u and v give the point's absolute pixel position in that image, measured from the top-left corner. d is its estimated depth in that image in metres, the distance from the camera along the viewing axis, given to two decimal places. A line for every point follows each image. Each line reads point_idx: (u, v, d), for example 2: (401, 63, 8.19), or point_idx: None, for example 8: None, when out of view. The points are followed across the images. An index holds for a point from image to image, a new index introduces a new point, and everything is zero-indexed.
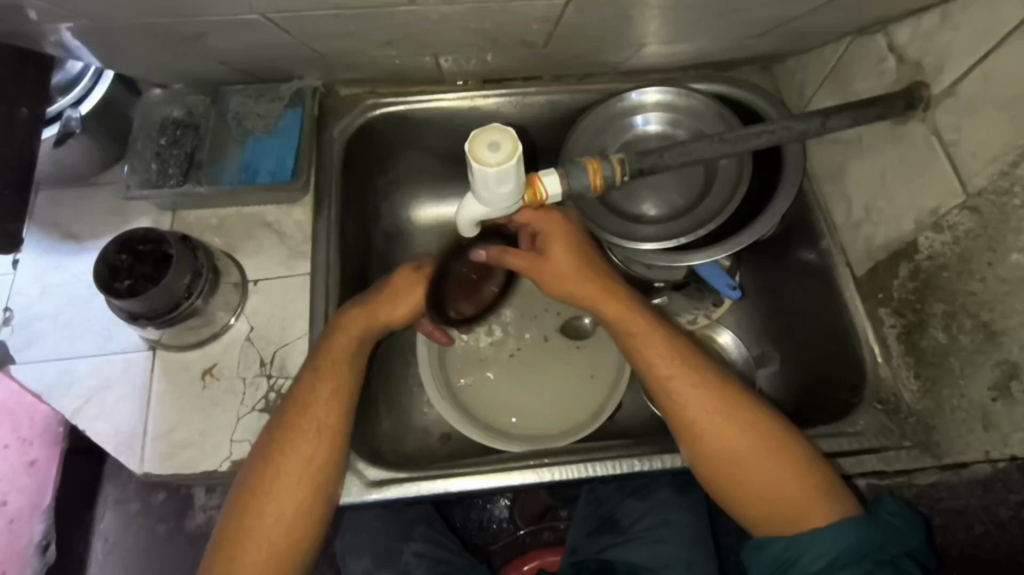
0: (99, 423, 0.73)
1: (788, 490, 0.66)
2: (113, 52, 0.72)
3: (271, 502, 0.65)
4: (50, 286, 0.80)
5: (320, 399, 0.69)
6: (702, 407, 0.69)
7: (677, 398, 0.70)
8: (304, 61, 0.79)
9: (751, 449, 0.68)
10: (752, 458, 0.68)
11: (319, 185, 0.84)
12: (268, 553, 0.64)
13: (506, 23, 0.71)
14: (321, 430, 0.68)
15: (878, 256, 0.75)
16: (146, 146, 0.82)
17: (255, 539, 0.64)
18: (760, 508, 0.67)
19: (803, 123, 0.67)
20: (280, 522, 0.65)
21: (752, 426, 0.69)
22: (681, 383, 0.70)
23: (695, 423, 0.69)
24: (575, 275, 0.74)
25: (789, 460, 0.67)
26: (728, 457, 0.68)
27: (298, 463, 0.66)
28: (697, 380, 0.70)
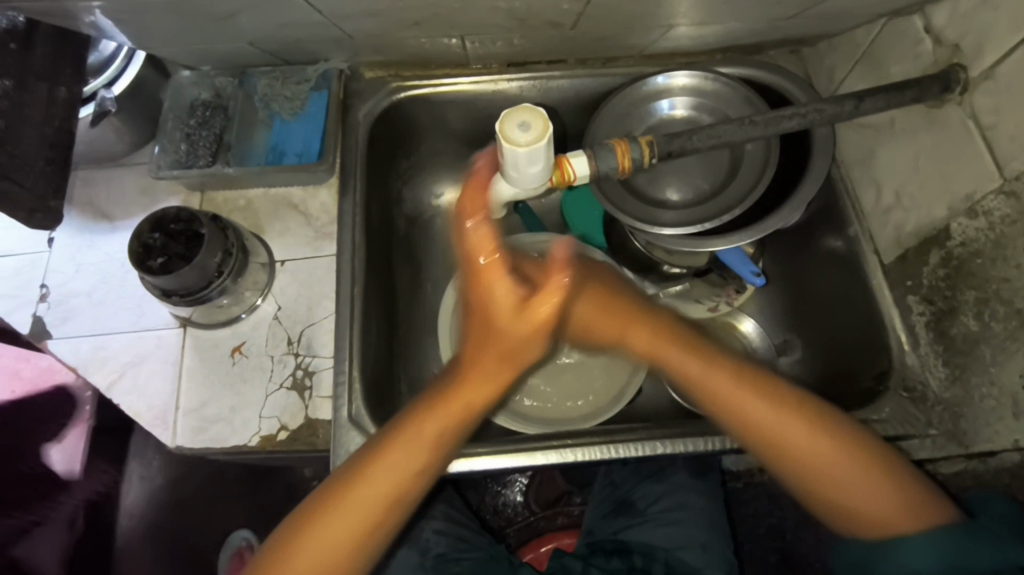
0: (131, 397, 0.75)
1: (878, 493, 0.61)
2: (146, 32, 0.73)
3: (338, 517, 0.59)
4: (84, 264, 0.82)
5: (427, 426, 0.61)
6: (762, 413, 0.63)
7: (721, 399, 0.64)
8: (331, 43, 0.79)
9: (831, 462, 0.62)
10: (836, 472, 0.62)
11: (344, 167, 0.85)
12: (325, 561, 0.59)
13: (536, 4, 0.71)
14: (426, 449, 0.61)
15: (907, 243, 0.74)
16: (176, 127, 0.83)
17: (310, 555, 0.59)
18: (852, 517, 0.63)
19: (835, 106, 0.66)
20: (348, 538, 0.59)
21: (837, 438, 0.62)
22: (731, 392, 0.64)
23: (755, 433, 0.64)
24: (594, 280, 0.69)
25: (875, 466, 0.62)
26: (807, 472, 0.63)
27: (389, 479, 0.60)
28: (747, 387, 0.64)
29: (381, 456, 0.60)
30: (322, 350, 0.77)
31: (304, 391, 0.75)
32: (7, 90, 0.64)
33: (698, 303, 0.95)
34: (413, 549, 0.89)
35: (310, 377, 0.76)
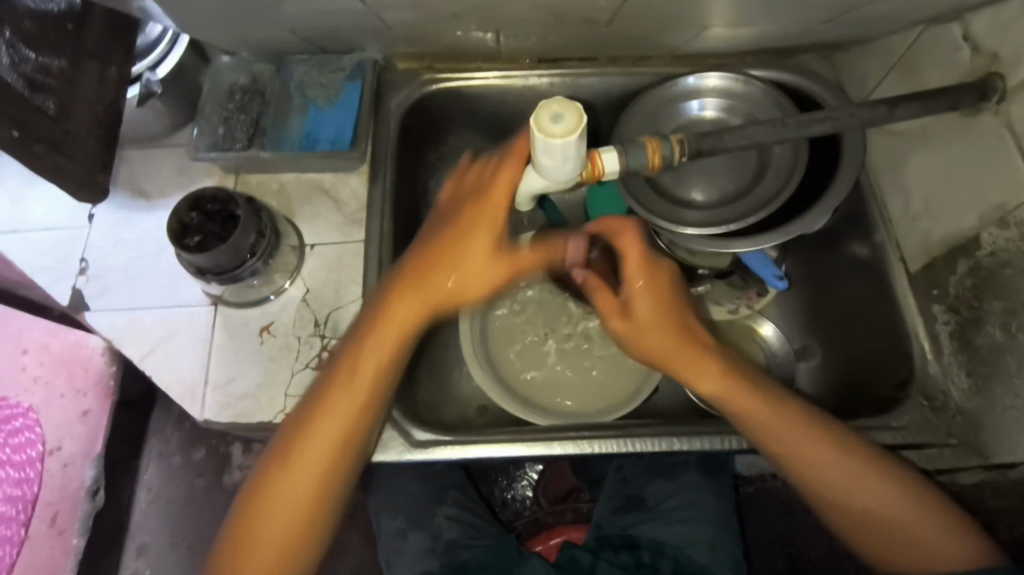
0: (162, 370, 0.77)
1: (901, 510, 0.67)
2: (193, 17, 0.75)
3: (290, 475, 0.70)
4: (121, 240, 0.85)
5: (374, 359, 0.71)
6: (822, 456, 0.68)
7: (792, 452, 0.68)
8: (369, 33, 0.81)
9: (858, 486, 0.68)
10: (864, 489, 0.68)
11: (375, 155, 0.86)
12: (276, 554, 0.70)
13: (574, 1, 0.72)
14: (350, 402, 0.70)
15: (935, 252, 0.74)
16: (214, 110, 0.86)
17: (267, 523, 0.70)
18: (875, 531, 0.69)
19: (867, 111, 0.66)
20: (302, 492, 0.70)
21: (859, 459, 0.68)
22: (787, 432, 0.68)
23: (813, 477, 0.69)
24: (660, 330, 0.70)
25: (915, 499, 0.67)
26: (840, 496, 0.69)
27: (319, 436, 0.70)
28: (808, 434, 0.68)
29: (296, 448, 0.70)
30: (347, 333, 0.78)
31: None
32: (63, 69, 0.66)
33: (717, 305, 0.95)
34: (424, 534, 0.91)
35: (336, 359, 0.77)
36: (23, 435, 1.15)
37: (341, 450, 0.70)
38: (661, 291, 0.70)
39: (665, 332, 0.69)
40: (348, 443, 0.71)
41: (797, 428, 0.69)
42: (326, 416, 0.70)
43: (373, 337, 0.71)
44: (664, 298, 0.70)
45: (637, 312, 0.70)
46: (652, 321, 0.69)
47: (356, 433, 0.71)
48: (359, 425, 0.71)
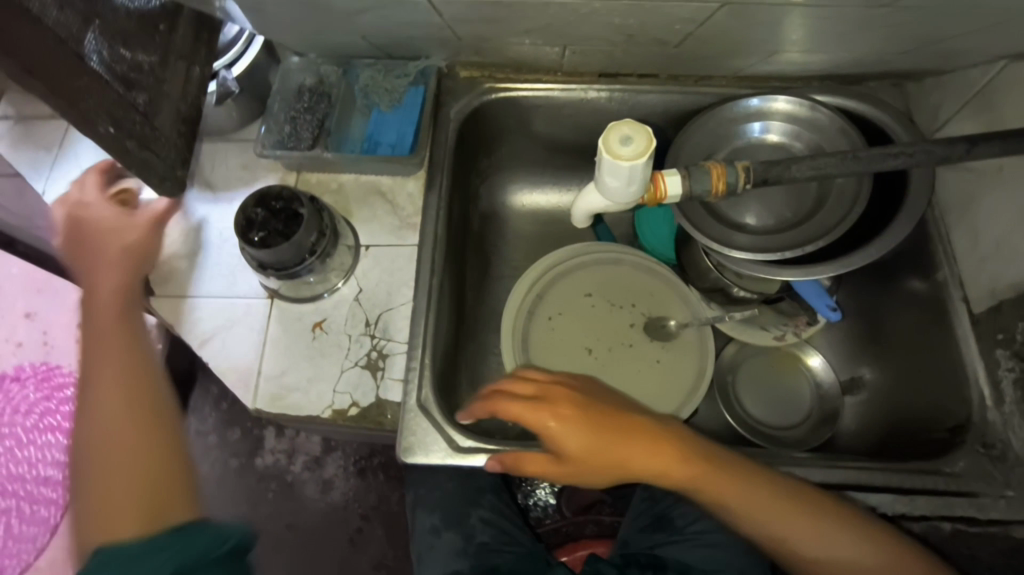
0: (219, 358, 0.80)
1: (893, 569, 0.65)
2: (274, 20, 0.77)
3: (112, 398, 0.59)
4: (188, 229, 0.88)
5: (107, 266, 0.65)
6: (741, 498, 0.67)
7: (706, 489, 0.68)
8: (436, 42, 0.82)
9: (835, 550, 0.66)
10: (859, 561, 0.65)
11: (433, 160, 0.88)
12: (137, 487, 0.56)
13: (648, 22, 0.71)
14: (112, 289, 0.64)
15: (1003, 295, 0.72)
16: (282, 109, 0.88)
17: (119, 471, 0.57)
18: None
19: (945, 148, 0.64)
20: (126, 378, 0.60)
21: (820, 512, 0.67)
22: (722, 487, 0.67)
23: (751, 519, 0.67)
24: (579, 432, 0.67)
25: (837, 520, 0.66)
26: (812, 560, 0.67)
27: (111, 371, 0.60)
28: (720, 474, 0.68)
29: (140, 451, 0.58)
30: (397, 335, 0.80)
31: (378, 372, 0.79)
32: (153, 65, 0.69)
33: (765, 330, 0.94)
34: (458, 534, 0.93)
35: (384, 359, 0.79)
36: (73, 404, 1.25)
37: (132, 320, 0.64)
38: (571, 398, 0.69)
39: (603, 435, 0.67)
40: (152, 411, 0.60)
41: (724, 477, 0.68)
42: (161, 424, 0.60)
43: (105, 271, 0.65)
44: (572, 399, 0.69)
45: (559, 423, 0.67)
46: (591, 446, 0.67)
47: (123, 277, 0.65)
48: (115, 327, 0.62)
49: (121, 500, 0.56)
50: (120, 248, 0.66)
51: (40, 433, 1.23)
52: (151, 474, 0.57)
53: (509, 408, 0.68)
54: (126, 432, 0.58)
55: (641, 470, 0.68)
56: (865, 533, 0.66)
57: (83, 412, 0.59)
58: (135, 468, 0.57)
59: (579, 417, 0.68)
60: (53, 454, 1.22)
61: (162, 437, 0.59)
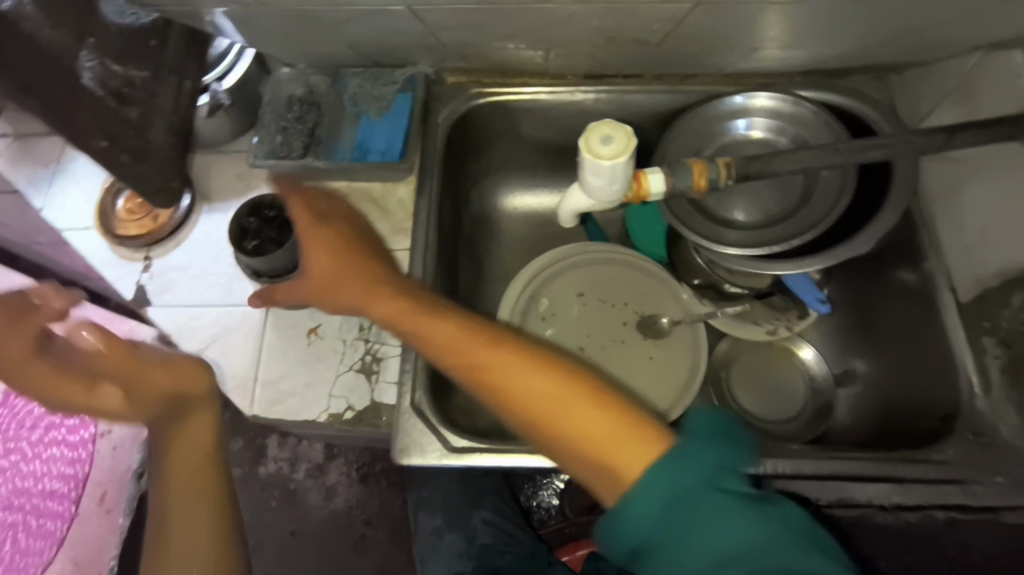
0: (216, 365, 0.81)
1: (596, 427, 0.55)
2: (262, 33, 0.79)
3: (179, 474, 0.65)
4: (184, 240, 0.89)
5: (108, 361, 0.64)
6: (591, 426, 0.55)
7: (592, 446, 0.54)
8: (422, 49, 0.84)
9: (558, 403, 0.57)
10: (564, 406, 0.56)
11: (424, 166, 0.89)
12: (193, 548, 0.63)
13: (627, 23, 0.73)
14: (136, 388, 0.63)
15: (989, 283, 0.72)
16: (273, 120, 0.90)
17: (177, 544, 0.62)
18: (595, 463, 0.54)
19: (925, 139, 0.65)
20: (196, 463, 0.65)
21: (550, 378, 0.58)
22: (568, 404, 0.56)
23: (600, 456, 0.54)
24: (362, 288, 0.69)
25: (564, 384, 0.58)
26: (583, 442, 0.55)
27: (185, 455, 0.65)
28: (563, 389, 0.57)
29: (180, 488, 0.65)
30: (391, 339, 0.81)
31: (374, 376, 0.80)
32: (145, 80, 0.71)
33: (757, 326, 0.94)
34: (461, 536, 0.94)
35: (379, 363, 0.81)
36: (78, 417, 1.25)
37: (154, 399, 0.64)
38: (405, 288, 0.70)
39: (352, 286, 0.70)
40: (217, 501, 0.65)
41: (602, 415, 0.55)
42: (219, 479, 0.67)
43: (115, 362, 0.64)
44: (387, 278, 0.70)
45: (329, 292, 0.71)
46: (361, 285, 0.69)
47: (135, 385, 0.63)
48: (132, 414, 0.63)
49: (178, 559, 0.62)
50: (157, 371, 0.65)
51: (45, 447, 1.24)
52: (207, 526, 0.64)
53: (292, 290, 0.72)
54: (200, 496, 0.64)
55: (517, 404, 0.58)
56: (564, 390, 0.57)
57: (160, 484, 0.65)
58: (199, 552, 0.63)
59: (331, 270, 0.70)
60: (58, 467, 1.23)
61: (224, 505, 0.65)
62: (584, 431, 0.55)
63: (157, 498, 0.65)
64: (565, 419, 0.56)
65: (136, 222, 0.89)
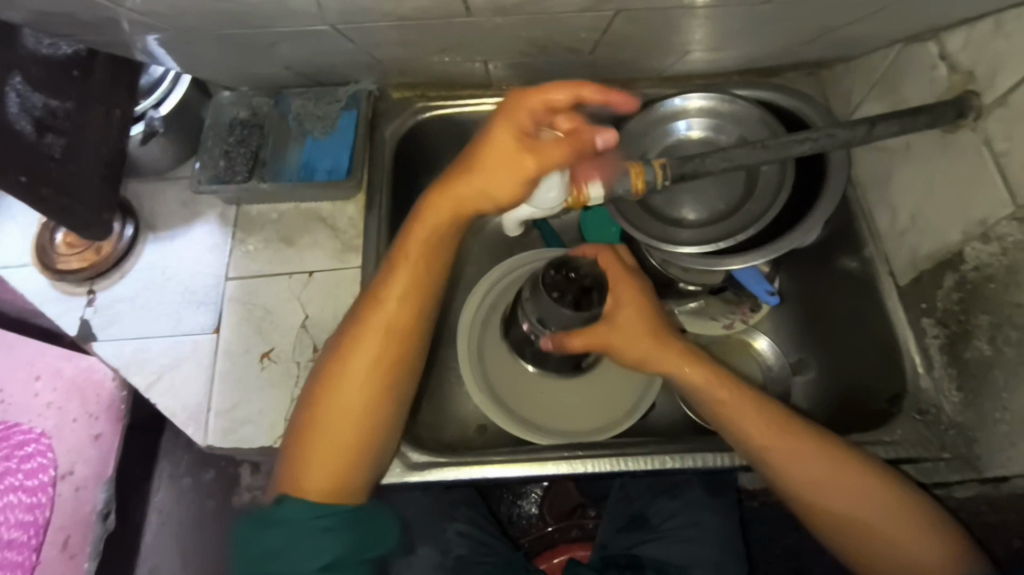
0: (167, 398, 0.80)
1: (830, 462, 0.67)
2: (191, 59, 0.78)
3: (338, 416, 0.68)
4: (129, 270, 0.88)
5: (411, 254, 0.70)
6: (821, 479, 0.67)
7: (802, 484, 0.67)
8: (361, 67, 0.84)
9: (735, 395, 0.71)
10: (717, 386, 0.71)
11: (371, 182, 0.88)
12: (330, 465, 0.67)
13: (556, 33, 0.74)
14: (386, 334, 0.70)
15: (923, 266, 0.74)
16: (215, 144, 0.88)
17: (323, 442, 0.68)
18: (802, 471, 0.68)
19: (848, 131, 0.67)
20: (363, 398, 0.69)
21: (708, 369, 0.72)
22: (810, 465, 0.67)
23: (819, 495, 0.67)
24: None
25: (714, 376, 0.72)
26: (731, 424, 0.71)
27: (338, 431, 0.68)
28: (820, 460, 0.67)
29: (306, 445, 0.68)
30: None
31: None
32: (69, 111, 0.70)
33: (712, 320, 0.97)
34: (434, 550, 0.92)
35: None
36: (36, 460, 1.21)
37: (394, 352, 0.70)
38: (652, 311, 0.74)
39: None
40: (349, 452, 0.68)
41: (765, 414, 0.70)
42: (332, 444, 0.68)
43: (388, 297, 0.70)
44: (649, 306, 0.74)
45: None
46: (645, 339, 0.72)
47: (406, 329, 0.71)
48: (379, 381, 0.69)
49: (321, 473, 0.67)
50: (370, 349, 0.69)
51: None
52: (352, 448, 0.68)
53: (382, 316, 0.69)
54: (355, 436, 0.68)
55: (662, 375, 0.73)
56: (720, 375, 0.72)
57: (302, 429, 0.68)
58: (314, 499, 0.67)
59: None
60: (16, 515, 1.16)
61: (372, 442, 0.69)
62: (774, 435, 0.69)
63: (291, 434, 0.69)
64: (740, 406, 0.70)
65: (77, 255, 0.87)
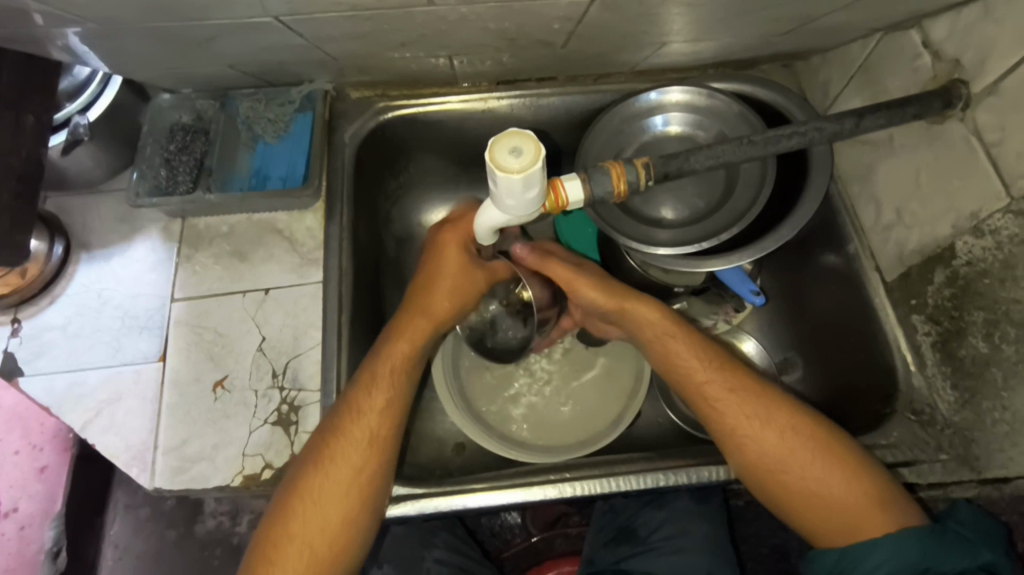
0: (108, 436, 0.71)
1: (836, 478, 0.63)
2: (120, 57, 0.70)
3: (332, 491, 0.65)
4: (59, 295, 0.79)
5: (409, 334, 0.71)
6: (748, 421, 0.66)
7: (733, 414, 0.67)
8: (314, 64, 0.77)
9: (741, 406, 0.67)
10: (730, 397, 0.68)
11: (330, 189, 0.81)
12: (308, 560, 0.63)
13: (526, 24, 0.69)
14: (383, 407, 0.68)
15: (911, 261, 0.72)
16: (154, 152, 0.80)
17: (309, 533, 0.64)
18: (805, 488, 0.64)
19: (835, 124, 0.64)
20: (354, 477, 0.66)
21: (726, 381, 0.69)
22: (750, 417, 0.66)
23: (740, 430, 0.67)
24: None
25: (725, 384, 0.69)
26: (749, 439, 0.66)
27: (349, 463, 0.66)
28: (755, 398, 0.68)
29: (324, 475, 0.65)
30: (308, 383, 0.74)
31: (291, 427, 0.72)
32: None
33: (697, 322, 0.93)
34: None
35: (297, 412, 0.73)
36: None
37: (383, 430, 0.68)
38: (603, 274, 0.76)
39: None
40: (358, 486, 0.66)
41: (778, 424, 0.66)
42: (343, 472, 0.65)
43: (379, 380, 0.69)
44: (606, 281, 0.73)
45: None
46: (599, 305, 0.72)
47: (398, 402, 0.70)
48: (393, 408, 0.69)
49: (306, 557, 0.63)
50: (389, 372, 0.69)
51: None
52: (336, 535, 0.65)
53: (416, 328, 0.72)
54: (342, 520, 0.65)
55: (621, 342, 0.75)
56: (739, 385, 0.68)
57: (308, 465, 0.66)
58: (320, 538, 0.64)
59: None
60: None
61: (359, 514, 0.66)
62: (784, 446, 0.65)
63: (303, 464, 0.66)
64: (753, 422, 0.66)
65: None
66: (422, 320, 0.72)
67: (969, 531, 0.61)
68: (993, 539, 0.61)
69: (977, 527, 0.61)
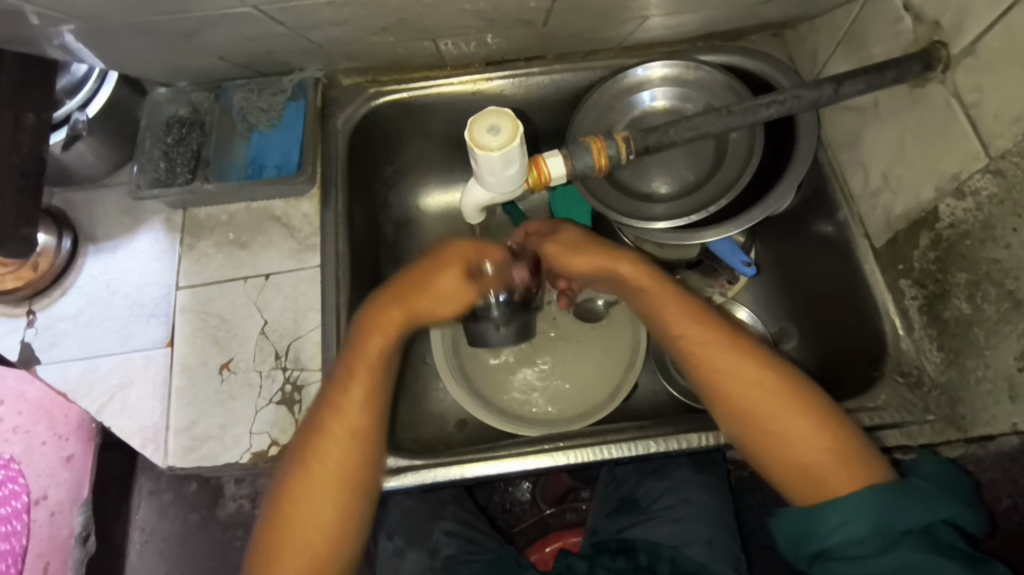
0: (123, 418, 0.75)
1: (808, 435, 0.65)
2: (114, 54, 0.72)
3: (322, 476, 0.67)
4: (70, 286, 0.83)
5: (381, 324, 0.72)
6: (730, 377, 0.68)
7: (706, 371, 0.69)
8: (302, 52, 0.78)
9: (716, 363, 0.69)
10: (711, 352, 0.69)
11: (324, 175, 0.83)
12: (301, 555, 0.65)
13: (504, 4, 0.70)
14: (363, 395, 0.70)
15: (897, 226, 0.72)
16: (153, 146, 0.83)
17: (301, 522, 0.66)
18: (775, 443, 0.66)
19: (814, 91, 0.64)
20: (341, 461, 0.68)
21: (706, 338, 0.70)
22: (725, 373, 0.68)
23: (715, 383, 0.69)
24: None
25: (704, 341, 0.70)
26: (724, 391, 0.68)
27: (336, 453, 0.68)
28: (731, 354, 0.69)
29: (314, 461, 0.68)
30: (310, 363, 0.76)
31: (295, 405, 0.75)
32: None
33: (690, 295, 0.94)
34: (423, 551, 0.89)
35: (299, 391, 0.75)
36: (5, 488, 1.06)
37: (364, 416, 0.70)
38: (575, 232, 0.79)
39: None
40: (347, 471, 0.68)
41: (754, 378, 0.68)
42: (329, 457, 0.68)
43: (356, 370, 0.70)
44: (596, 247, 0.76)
45: None
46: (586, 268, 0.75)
47: (377, 391, 0.71)
48: (372, 392, 0.71)
49: (306, 538, 0.66)
50: (367, 364, 0.71)
51: None
52: (329, 523, 0.67)
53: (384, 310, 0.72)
54: (337, 507, 0.67)
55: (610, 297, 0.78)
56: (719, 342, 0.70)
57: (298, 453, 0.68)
58: (314, 521, 0.67)
59: None
60: None
61: (353, 500, 0.68)
62: (753, 401, 0.67)
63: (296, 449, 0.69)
64: (728, 376, 0.68)
65: (11, 274, 0.82)
66: (398, 312, 0.72)
67: (932, 485, 0.61)
68: (954, 492, 0.61)
69: (940, 481, 0.62)
